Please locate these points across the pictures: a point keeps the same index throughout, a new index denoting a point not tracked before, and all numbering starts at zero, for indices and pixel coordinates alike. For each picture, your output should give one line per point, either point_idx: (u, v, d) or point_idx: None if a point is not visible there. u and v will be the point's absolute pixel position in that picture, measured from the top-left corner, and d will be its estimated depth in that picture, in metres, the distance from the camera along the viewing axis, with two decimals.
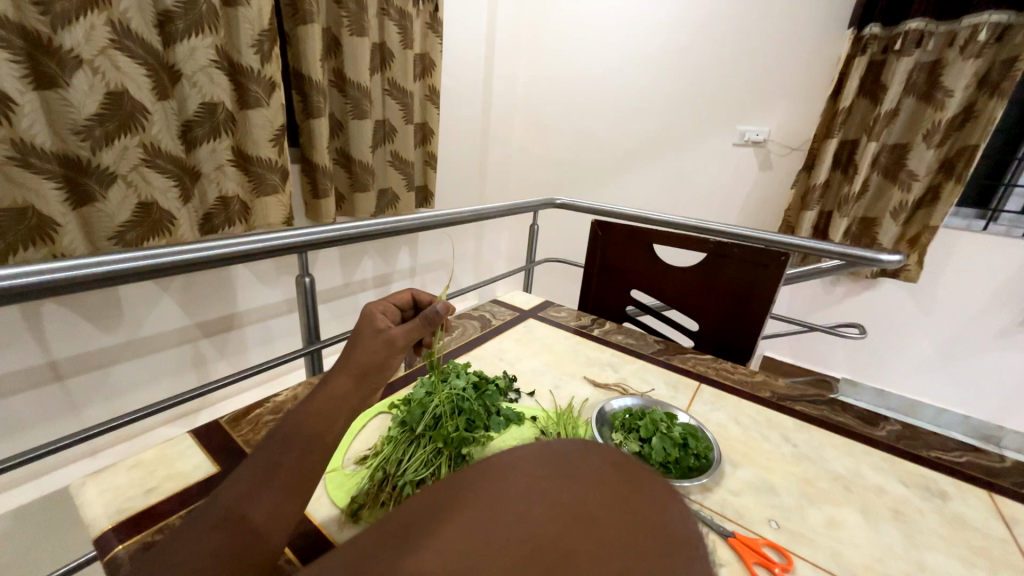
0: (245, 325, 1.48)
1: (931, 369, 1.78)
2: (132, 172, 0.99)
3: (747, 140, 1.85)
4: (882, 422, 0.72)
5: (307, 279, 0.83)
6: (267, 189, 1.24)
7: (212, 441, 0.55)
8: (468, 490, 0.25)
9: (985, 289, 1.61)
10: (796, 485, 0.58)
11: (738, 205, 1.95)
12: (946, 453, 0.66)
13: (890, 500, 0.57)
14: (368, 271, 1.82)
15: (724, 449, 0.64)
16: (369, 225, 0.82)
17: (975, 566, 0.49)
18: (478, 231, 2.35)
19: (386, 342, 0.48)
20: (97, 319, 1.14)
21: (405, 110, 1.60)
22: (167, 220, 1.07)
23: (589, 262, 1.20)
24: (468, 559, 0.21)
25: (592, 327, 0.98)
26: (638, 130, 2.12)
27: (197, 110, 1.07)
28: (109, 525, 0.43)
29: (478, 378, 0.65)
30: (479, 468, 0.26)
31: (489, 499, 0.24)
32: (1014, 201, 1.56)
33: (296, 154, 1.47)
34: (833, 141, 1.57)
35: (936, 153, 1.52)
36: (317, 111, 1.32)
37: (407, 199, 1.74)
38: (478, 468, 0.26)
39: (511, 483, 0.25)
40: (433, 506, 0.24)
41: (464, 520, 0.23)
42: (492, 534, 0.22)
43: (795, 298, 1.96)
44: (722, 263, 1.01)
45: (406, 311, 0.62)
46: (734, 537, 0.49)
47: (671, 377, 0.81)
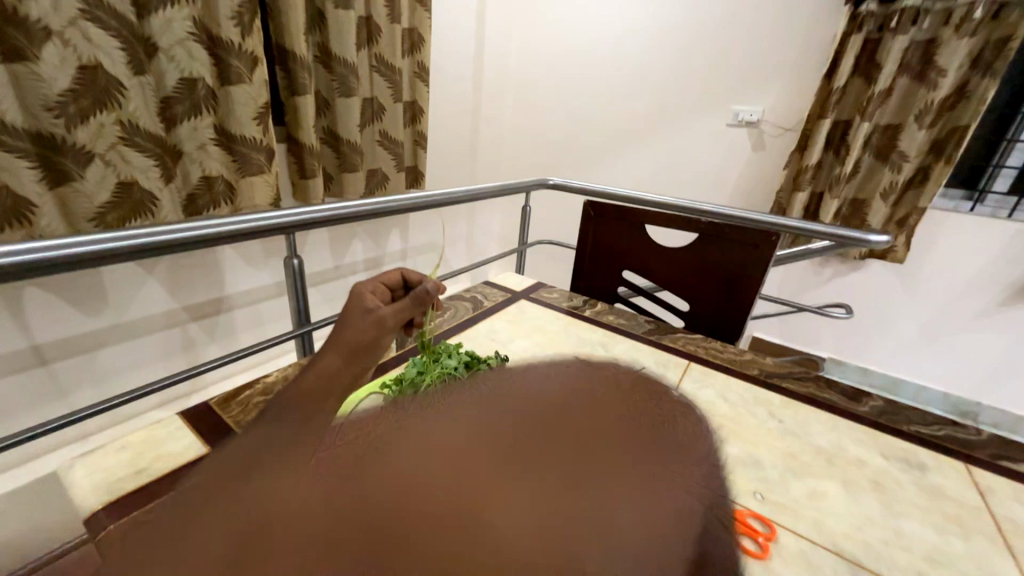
0: (234, 308, 1.46)
1: (914, 347, 1.82)
2: (110, 151, 0.96)
3: (741, 120, 1.83)
4: (866, 398, 0.74)
5: (295, 261, 0.82)
6: (253, 169, 1.20)
7: (202, 422, 0.55)
8: None
9: (970, 269, 1.64)
10: (781, 458, 0.59)
11: (731, 186, 1.94)
12: (925, 427, 0.68)
13: (870, 472, 0.59)
14: (359, 254, 1.80)
15: (712, 424, 0.65)
16: (360, 206, 0.80)
17: (948, 532, 0.51)
18: (470, 212, 2.33)
19: (376, 320, 0.50)
20: (81, 302, 1.11)
21: (393, 87, 1.56)
22: (149, 201, 1.04)
23: (581, 243, 1.20)
24: None
25: (583, 307, 0.98)
26: (631, 111, 2.09)
27: (177, 86, 1.02)
28: (99, 506, 0.43)
29: (469, 358, 0.68)
30: None
31: None
32: (1001, 181, 1.58)
33: (281, 133, 1.43)
34: (826, 122, 1.57)
35: (927, 133, 1.52)
36: (302, 87, 1.27)
37: (397, 180, 1.71)
38: None
39: None
40: None
41: None
42: None
43: (785, 280, 1.98)
44: (712, 244, 1.01)
45: (396, 291, 0.62)
46: (721, 508, 0.50)
47: (661, 356, 0.82)
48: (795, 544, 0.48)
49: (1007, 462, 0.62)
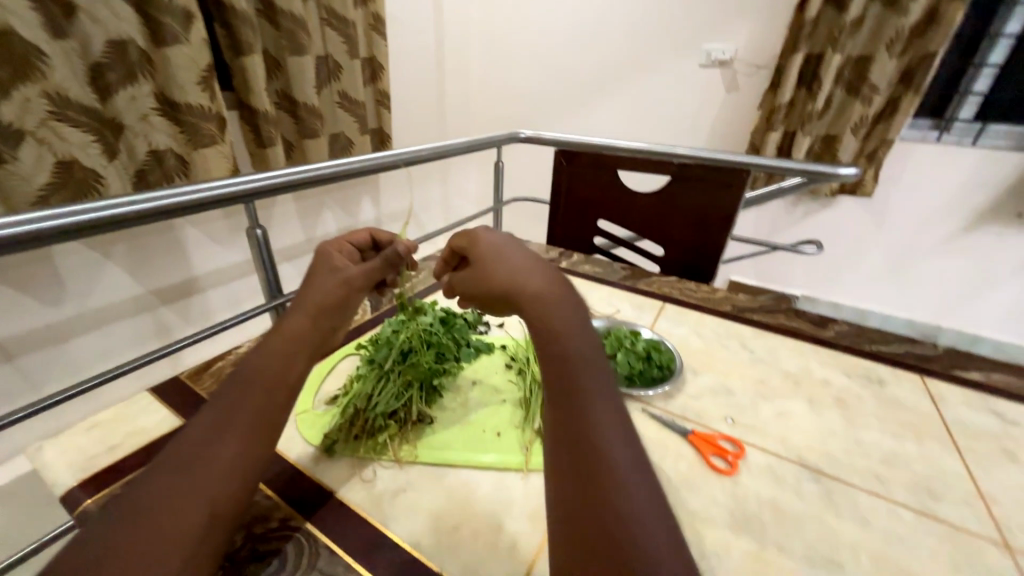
0: (205, 289, 1.42)
1: (882, 278, 1.89)
2: (41, 127, 0.88)
3: (713, 59, 1.78)
4: (832, 323, 0.77)
5: (258, 231, 0.76)
6: (205, 141, 1.10)
7: (174, 397, 0.55)
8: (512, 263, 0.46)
9: (935, 198, 1.68)
10: (751, 385, 0.62)
11: (706, 130, 1.92)
12: (887, 345, 0.72)
13: (834, 390, 0.62)
14: (331, 225, 1.74)
15: (687, 359, 0.67)
16: (325, 169, 0.76)
17: (903, 438, 0.55)
18: (443, 174, 2.26)
19: (343, 280, 0.49)
20: (38, 293, 1.06)
21: (348, 41, 1.45)
22: (93, 180, 0.97)
23: (554, 194, 1.18)
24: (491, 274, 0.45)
25: (560, 259, 0.98)
26: (601, 56, 2.01)
27: (105, 50, 0.92)
28: (76, 483, 0.44)
29: (445, 314, 0.67)
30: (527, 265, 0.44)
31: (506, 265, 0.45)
32: (967, 109, 1.60)
33: (231, 99, 1.34)
34: (799, 56, 1.54)
35: (897, 63, 1.51)
36: (248, 46, 1.17)
37: (363, 144, 1.63)
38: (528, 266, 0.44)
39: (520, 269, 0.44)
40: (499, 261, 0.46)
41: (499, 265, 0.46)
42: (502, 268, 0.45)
43: (759, 222, 2.01)
44: (685, 186, 1.01)
45: (366, 251, 0.60)
46: (693, 433, 0.53)
47: (636, 299, 0.83)
48: (763, 459, 0.51)
49: (959, 371, 0.66)
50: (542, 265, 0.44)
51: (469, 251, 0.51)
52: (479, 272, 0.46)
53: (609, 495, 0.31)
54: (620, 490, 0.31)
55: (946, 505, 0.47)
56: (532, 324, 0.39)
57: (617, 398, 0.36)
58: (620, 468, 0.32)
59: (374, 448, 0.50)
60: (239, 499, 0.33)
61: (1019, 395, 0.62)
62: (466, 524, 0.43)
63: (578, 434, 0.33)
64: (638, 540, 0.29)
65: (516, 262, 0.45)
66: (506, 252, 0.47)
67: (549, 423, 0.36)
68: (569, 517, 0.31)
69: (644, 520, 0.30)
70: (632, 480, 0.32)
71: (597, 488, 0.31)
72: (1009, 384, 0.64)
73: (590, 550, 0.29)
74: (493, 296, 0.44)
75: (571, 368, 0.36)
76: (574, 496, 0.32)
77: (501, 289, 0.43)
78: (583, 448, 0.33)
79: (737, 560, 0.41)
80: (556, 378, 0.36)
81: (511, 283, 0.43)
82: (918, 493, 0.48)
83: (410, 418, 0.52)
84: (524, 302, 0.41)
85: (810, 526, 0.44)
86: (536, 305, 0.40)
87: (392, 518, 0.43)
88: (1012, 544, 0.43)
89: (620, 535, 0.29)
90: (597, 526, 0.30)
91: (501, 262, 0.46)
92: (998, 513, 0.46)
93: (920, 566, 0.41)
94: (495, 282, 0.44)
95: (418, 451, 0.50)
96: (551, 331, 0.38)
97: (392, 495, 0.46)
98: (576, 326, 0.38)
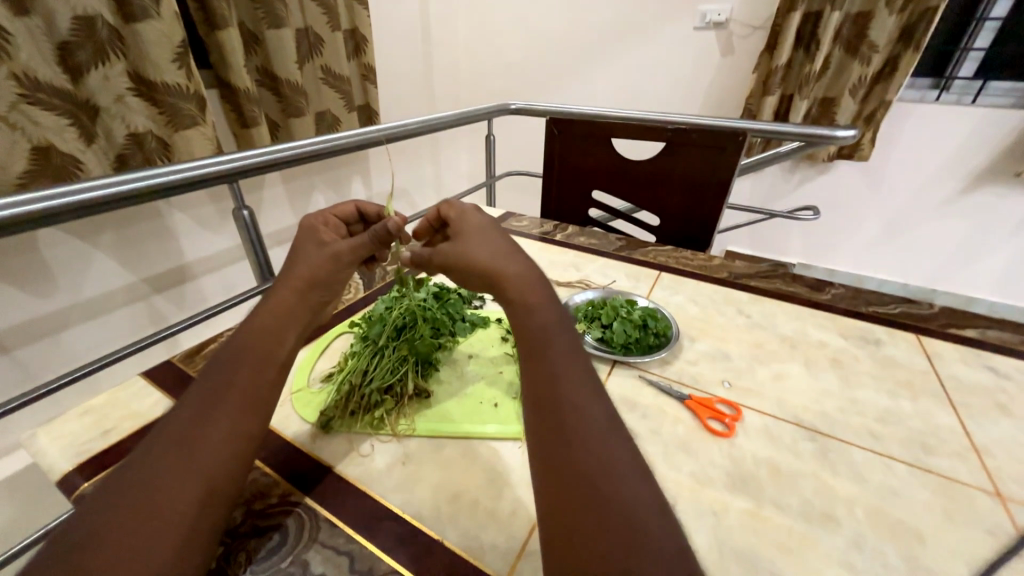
0: (198, 276, 1.40)
1: (878, 244, 1.89)
2: (12, 112, 0.84)
3: (709, 22, 1.72)
4: (829, 287, 0.76)
5: (244, 212, 0.73)
6: (186, 122, 1.06)
7: (166, 381, 0.55)
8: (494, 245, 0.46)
9: (934, 160, 1.65)
10: (747, 349, 0.62)
11: (701, 97, 1.87)
12: (883, 306, 0.72)
13: (830, 351, 0.62)
14: (323, 207, 1.71)
15: (683, 326, 0.67)
16: (308, 146, 0.73)
17: (898, 395, 0.55)
18: (434, 151, 2.21)
19: (331, 256, 0.47)
20: (28, 285, 1.04)
21: (328, 12, 1.38)
22: (72, 166, 0.94)
23: (547, 166, 1.15)
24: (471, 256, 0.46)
25: (554, 232, 0.96)
26: (593, 22, 1.93)
27: (72, 27, 0.87)
28: (72, 467, 0.45)
29: (439, 290, 0.66)
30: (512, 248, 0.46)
31: (488, 247, 0.46)
32: (967, 66, 1.56)
33: (209, 77, 1.28)
34: (796, 15, 1.48)
35: (897, 19, 1.46)
36: (222, 19, 1.11)
37: (350, 122, 1.58)
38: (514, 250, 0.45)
39: (504, 253, 0.45)
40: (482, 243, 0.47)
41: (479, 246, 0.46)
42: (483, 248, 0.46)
43: (756, 190, 1.99)
44: (680, 152, 0.98)
45: (352, 225, 0.59)
46: (690, 399, 0.53)
47: (632, 269, 0.82)
48: (759, 420, 0.51)
49: (954, 329, 0.67)
50: (518, 246, 0.46)
51: (454, 226, 0.51)
52: (458, 248, 0.47)
53: (586, 447, 0.32)
54: (596, 444, 0.32)
55: (939, 458, 0.47)
56: (509, 303, 0.41)
57: (592, 374, 0.37)
58: (596, 425, 0.33)
59: (372, 423, 0.50)
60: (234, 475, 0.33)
61: (1012, 351, 0.63)
62: (467, 493, 0.43)
63: (554, 397, 0.35)
64: (615, 489, 0.30)
65: (498, 246, 0.46)
66: (488, 232, 0.48)
67: (526, 392, 0.37)
68: (548, 474, 0.32)
69: (619, 470, 0.31)
70: (607, 435, 0.33)
71: (574, 442, 0.32)
72: (1003, 340, 0.65)
73: (570, 500, 0.30)
74: (471, 275, 0.45)
75: (548, 339, 0.38)
76: (553, 452, 0.32)
77: (479, 268, 0.44)
78: (560, 408, 0.34)
79: (735, 518, 0.41)
80: (533, 350, 0.38)
81: (491, 266, 0.44)
82: (912, 448, 0.48)
83: (406, 393, 0.52)
84: (502, 281, 0.42)
85: (806, 483, 0.44)
86: (514, 283, 0.42)
87: (392, 490, 0.44)
88: (1004, 493, 0.44)
89: (598, 484, 0.30)
90: (576, 476, 0.30)
91: (481, 240, 0.47)
92: (990, 464, 0.47)
93: (913, 517, 0.42)
94: (474, 259, 0.45)
95: (416, 424, 0.50)
96: (528, 308, 0.40)
97: (391, 469, 0.46)
98: (551, 306, 0.41)
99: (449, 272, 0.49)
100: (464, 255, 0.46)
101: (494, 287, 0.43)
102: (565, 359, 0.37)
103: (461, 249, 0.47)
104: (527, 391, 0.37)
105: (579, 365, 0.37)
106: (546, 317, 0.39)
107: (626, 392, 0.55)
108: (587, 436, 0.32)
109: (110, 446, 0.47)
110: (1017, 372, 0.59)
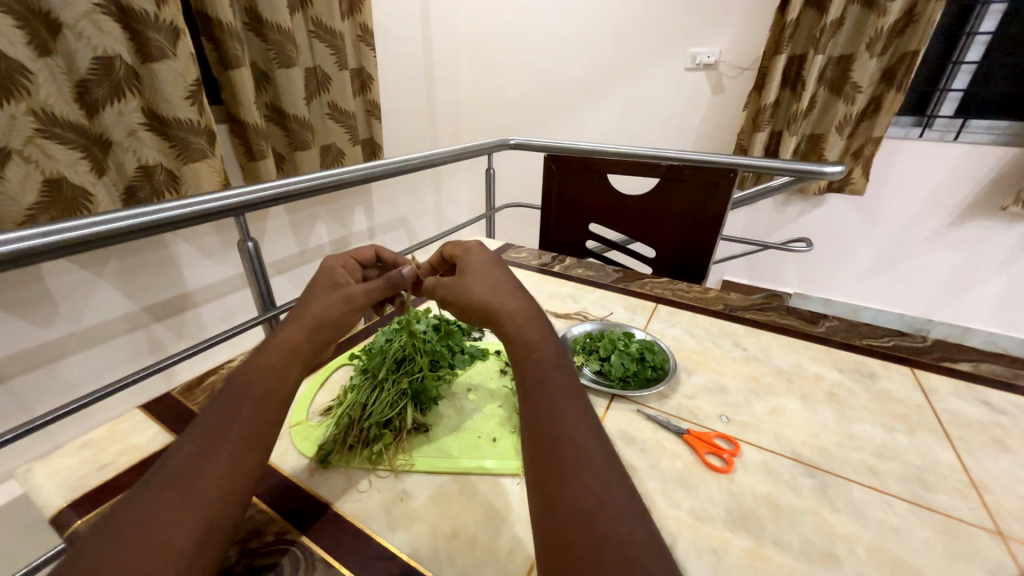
0: (198, 304, 1.41)
1: (871, 274, 1.92)
2: (27, 146, 0.87)
3: (699, 63, 1.81)
4: (822, 319, 0.77)
5: (250, 243, 0.74)
6: (196, 155, 1.09)
7: (166, 414, 0.56)
8: (496, 280, 0.47)
9: (921, 193, 1.70)
10: (745, 382, 0.63)
11: (693, 132, 1.94)
12: (876, 339, 0.73)
13: (826, 385, 0.63)
14: (324, 236, 1.74)
15: (680, 359, 0.68)
16: (314, 180, 0.76)
17: (896, 430, 0.55)
18: (435, 182, 2.27)
19: (344, 298, 0.48)
20: (28, 313, 1.04)
21: (337, 53, 1.45)
22: (82, 197, 0.96)
23: (545, 199, 1.19)
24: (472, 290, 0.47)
25: (553, 263, 0.98)
26: (589, 63, 2.03)
27: (91, 66, 0.91)
28: (65, 503, 0.44)
29: (439, 321, 0.67)
30: (514, 285, 0.47)
31: (488, 282, 0.47)
32: (947, 105, 1.62)
33: (220, 113, 1.34)
34: (782, 57, 1.55)
35: (878, 62, 1.54)
36: (237, 60, 1.16)
37: (354, 155, 1.63)
38: (515, 286, 0.47)
39: (505, 289, 0.46)
40: (486, 276, 0.48)
41: (479, 280, 0.48)
42: (487, 282, 0.47)
43: (750, 221, 2.03)
44: (674, 188, 1.01)
45: (369, 268, 0.60)
46: (689, 433, 0.53)
47: (628, 301, 0.83)
48: (757, 455, 0.51)
49: (947, 362, 0.67)
50: (516, 283, 0.47)
51: (459, 263, 0.53)
52: (460, 282, 0.48)
53: (581, 483, 0.32)
54: (591, 479, 0.32)
55: (939, 495, 0.47)
56: (507, 337, 0.42)
57: (588, 409, 0.38)
58: (593, 462, 0.33)
59: (371, 458, 0.49)
60: (233, 512, 0.33)
61: (1007, 384, 0.63)
62: (464, 530, 0.43)
63: (552, 431, 0.35)
64: (612, 525, 0.30)
65: (499, 281, 0.47)
66: (489, 269, 0.49)
67: (526, 427, 0.37)
68: (546, 510, 0.32)
69: (616, 506, 0.31)
70: (604, 472, 0.33)
71: (571, 477, 0.33)
72: (997, 374, 0.65)
73: (571, 538, 0.30)
74: (470, 310, 0.46)
75: (544, 372, 0.39)
76: (550, 488, 0.33)
77: (478, 302, 0.45)
78: (557, 444, 0.34)
79: (736, 557, 0.41)
80: (530, 385, 0.39)
81: (492, 299, 0.45)
82: (910, 484, 0.48)
83: (405, 427, 0.52)
84: (502, 316, 0.43)
85: (807, 521, 0.44)
86: (512, 319, 0.43)
87: (390, 529, 0.43)
88: (1006, 531, 0.44)
89: (594, 519, 0.30)
90: (574, 512, 0.31)
91: (481, 276, 0.48)
92: (991, 502, 0.47)
93: (915, 556, 0.41)
94: (474, 294, 0.46)
95: (414, 460, 0.50)
96: (525, 343, 0.41)
97: (390, 505, 0.45)
98: (550, 341, 0.42)
99: (448, 305, 0.49)
100: (465, 288, 0.47)
101: (493, 322, 0.44)
102: (562, 396, 0.38)
103: (464, 282, 0.48)
104: (525, 425, 0.37)
105: (575, 400, 0.38)
106: (543, 353, 0.40)
107: (625, 425, 0.55)
108: (584, 471, 0.33)
109: (105, 481, 0.47)
110: (1012, 406, 0.60)
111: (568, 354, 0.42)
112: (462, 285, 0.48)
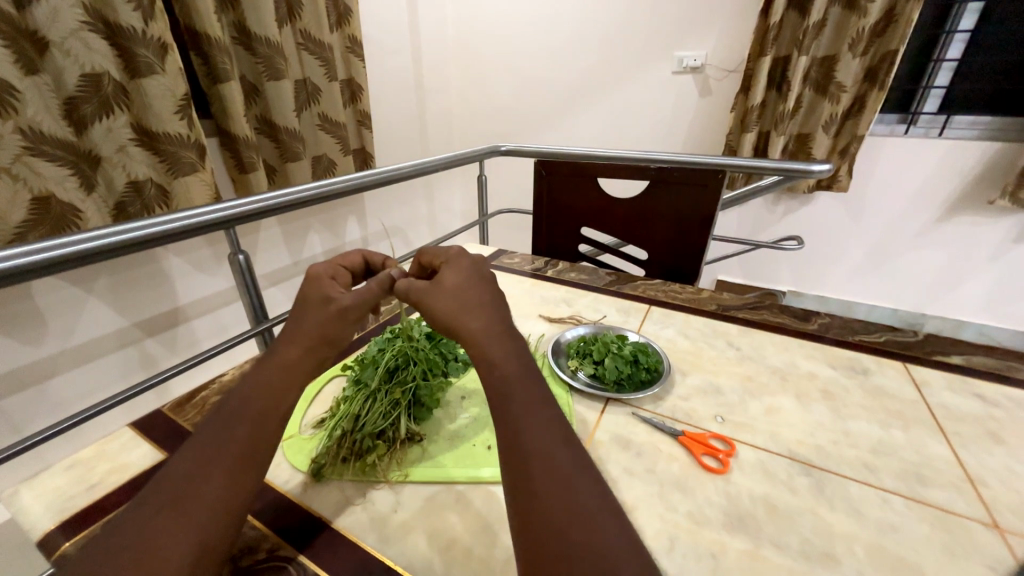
0: (191, 318, 1.40)
1: (863, 270, 1.94)
2: (15, 164, 0.86)
3: (686, 66, 1.83)
4: (813, 317, 0.78)
5: (240, 256, 0.73)
6: (185, 168, 1.09)
7: (155, 432, 0.55)
8: (464, 293, 0.46)
9: (908, 189, 1.72)
10: (739, 382, 0.63)
11: (681, 135, 1.96)
12: (868, 335, 0.73)
13: (820, 382, 0.63)
14: (317, 247, 1.74)
15: (675, 360, 0.68)
16: (305, 190, 0.75)
17: (890, 426, 0.55)
18: (427, 190, 2.28)
19: (339, 313, 0.46)
20: (18, 333, 1.03)
21: (326, 65, 1.45)
22: (71, 214, 0.95)
23: (537, 205, 1.19)
24: (439, 306, 0.45)
25: (546, 268, 0.98)
26: (577, 68, 2.05)
27: (79, 83, 0.90)
28: (53, 526, 0.44)
29: (431, 331, 0.67)
30: (481, 299, 0.45)
31: (455, 297, 0.45)
32: (930, 102, 1.64)
33: (209, 126, 1.33)
34: (766, 60, 1.57)
35: (861, 61, 1.56)
36: (225, 74, 1.16)
37: (346, 164, 1.62)
38: (484, 300, 0.45)
39: (469, 305, 0.44)
40: (455, 289, 0.46)
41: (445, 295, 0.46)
42: (458, 295, 0.45)
43: (741, 221, 2.05)
44: (664, 190, 1.02)
45: (356, 273, 0.59)
46: (683, 435, 0.53)
47: (622, 304, 0.84)
48: (754, 455, 0.51)
49: (939, 357, 0.68)
50: (490, 294, 0.46)
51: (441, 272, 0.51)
52: (430, 293, 0.47)
53: (558, 498, 0.32)
54: (567, 493, 0.32)
55: (934, 490, 0.47)
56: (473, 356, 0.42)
57: (559, 423, 0.37)
58: (566, 475, 0.33)
59: (365, 470, 0.49)
60: (224, 536, 0.32)
61: (999, 377, 0.64)
62: (460, 541, 0.42)
63: (524, 448, 0.35)
64: (588, 541, 0.30)
65: (466, 294, 0.46)
66: (463, 278, 0.48)
67: (500, 444, 0.37)
68: (526, 528, 0.32)
69: (594, 521, 0.31)
70: (579, 485, 0.33)
71: (545, 492, 0.32)
72: (991, 367, 0.65)
73: (549, 552, 0.30)
74: (438, 325, 0.46)
75: (512, 388, 0.39)
76: (526, 504, 0.32)
77: (446, 319, 0.44)
78: (530, 461, 0.34)
79: (732, 559, 0.40)
80: (498, 404, 0.39)
81: (456, 315, 0.44)
82: (906, 479, 0.48)
83: (398, 437, 0.51)
84: (466, 336, 0.43)
85: (806, 521, 0.44)
86: (475, 338, 0.42)
87: (384, 544, 0.42)
88: (1002, 524, 0.44)
89: (572, 536, 0.30)
90: (552, 529, 0.31)
91: (452, 287, 0.46)
92: (986, 495, 0.47)
93: (912, 552, 0.41)
94: (440, 308, 0.45)
95: (409, 471, 0.50)
96: (491, 362, 0.40)
97: (383, 518, 0.45)
98: (516, 357, 0.41)
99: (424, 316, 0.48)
100: (431, 303, 0.46)
101: (458, 339, 0.44)
102: (529, 413, 0.37)
103: (433, 295, 0.46)
104: (500, 441, 0.37)
105: (546, 413, 0.37)
106: (508, 368, 0.40)
107: (619, 428, 0.55)
108: (559, 486, 0.33)
109: (92, 503, 0.46)
110: (1005, 398, 0.60)
111: (537, 369, 0.42)
112: (430, 301, 0.46)
